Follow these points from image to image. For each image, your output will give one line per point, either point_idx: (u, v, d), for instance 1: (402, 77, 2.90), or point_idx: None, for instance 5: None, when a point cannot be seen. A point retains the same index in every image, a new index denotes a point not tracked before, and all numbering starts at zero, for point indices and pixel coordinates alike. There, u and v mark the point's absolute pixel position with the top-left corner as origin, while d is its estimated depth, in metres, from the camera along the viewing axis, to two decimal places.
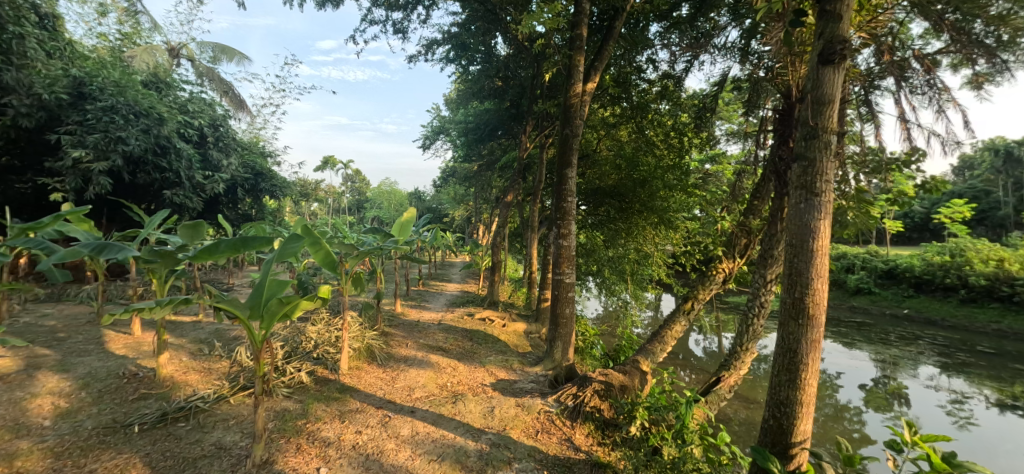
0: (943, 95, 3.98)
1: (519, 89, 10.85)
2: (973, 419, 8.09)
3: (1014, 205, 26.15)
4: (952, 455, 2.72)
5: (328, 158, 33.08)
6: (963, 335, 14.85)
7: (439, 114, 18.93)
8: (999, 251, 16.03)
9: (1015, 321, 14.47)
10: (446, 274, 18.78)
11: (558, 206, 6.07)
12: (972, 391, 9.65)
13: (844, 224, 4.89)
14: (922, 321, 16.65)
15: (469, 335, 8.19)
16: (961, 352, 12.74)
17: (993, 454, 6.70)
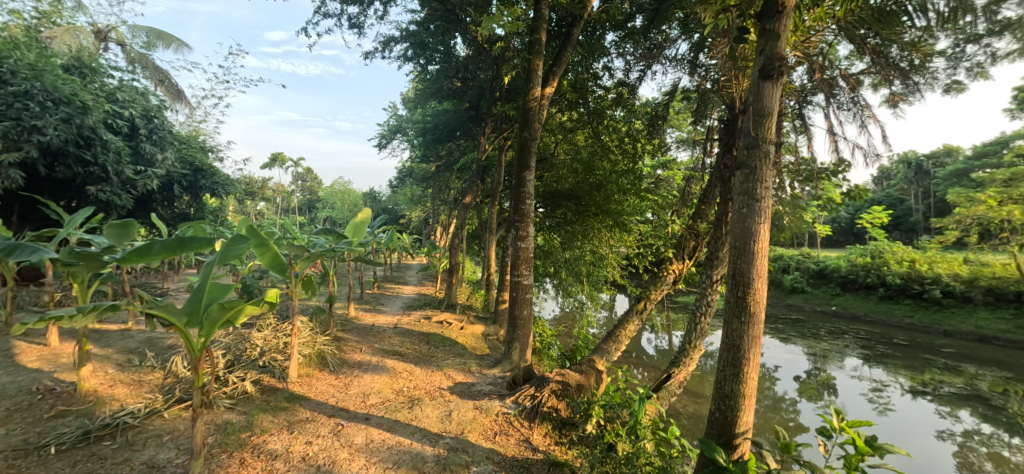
0: (865, 112, 4.38)
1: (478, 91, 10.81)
2: (890, 405, 8.94)
3: (924, 212, 29.24)
4: (873, 439, 2.99)
5: (277, 154, 31.58)
6: (880, 329, 16.42)
7: (397, 113, 18.58)
8: (911, 254, 18.12)
9: (924, 316, 16.16)
10: (402, 277, 18.43)
11: (516, 209, 6.10)
12: (889, 379, 10.67)
13: (781, 228, 5.25)
14: (848, 317, 18.22)
15: (426, 338, 8.06)
16: (878, 344, 14.06)
17: (906, 436, 7.42)
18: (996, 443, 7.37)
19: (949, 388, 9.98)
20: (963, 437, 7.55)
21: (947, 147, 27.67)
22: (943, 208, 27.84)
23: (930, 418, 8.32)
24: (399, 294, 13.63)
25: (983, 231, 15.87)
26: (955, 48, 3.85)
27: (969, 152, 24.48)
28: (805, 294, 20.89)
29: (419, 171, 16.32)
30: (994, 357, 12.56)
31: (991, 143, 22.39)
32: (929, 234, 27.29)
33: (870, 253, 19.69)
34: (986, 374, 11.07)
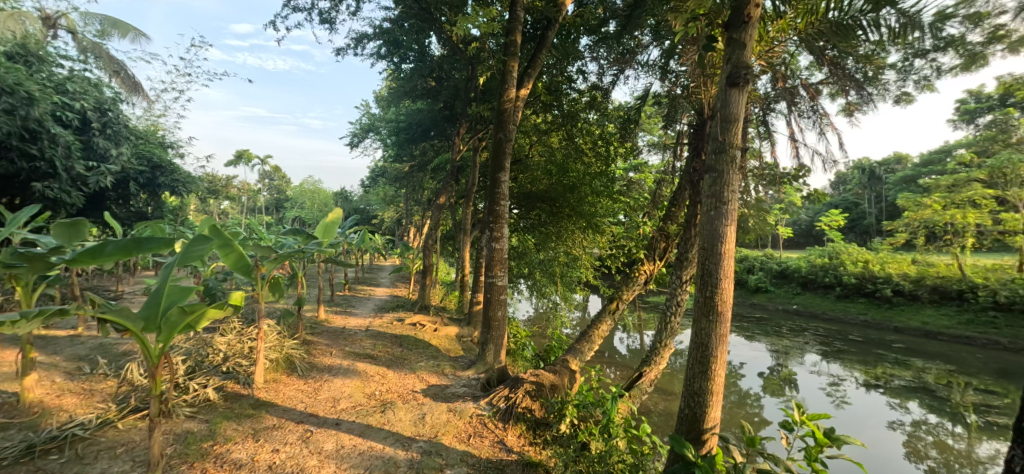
0: (824, 120, 4.61)
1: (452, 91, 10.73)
2: (847, 398, 9.41)
3: (877, 215, 31.03)
4: (832, 430, 3.14)
5: (243, 151, 30.39)
6: (836, 326, 17.29)
7: (370, 112, 18.25)
8: (865, 254, 19.10)
9: (876, 313, 17.11)
10: (374, 278, 18.08)
11: (491, 210, 6.09)
12: (845, 374, 11.24)
13: (746, 230, 5.46)
14: (808, 315, 19.10)
15: (398, 341, 7.93)
16: (835, 341, 14.80)
17: (861, 428, 7.82)
18: (940, 432, 7.87)
19: (899, 381, 10.60)
20: (911, 427, 8.04)
21: (897, 155, 29.47)
22: (893, 212, 29.60)
23: (881, 410, 8.82)
24: (371, 295, 13.37)
25: (929, 233, 16.96)
26: (905, 62, 4.09)
27: (916, 160, 26.13)
28: (768, 293, 21.77)
29: (392, 171, 16.08)
30: (938, 352, 13.43)
31: (936, 152, 23.97)
32: (881, 236, 28.96)
33: (828, 254, 20.69)
34: (931, 367, 11.82)
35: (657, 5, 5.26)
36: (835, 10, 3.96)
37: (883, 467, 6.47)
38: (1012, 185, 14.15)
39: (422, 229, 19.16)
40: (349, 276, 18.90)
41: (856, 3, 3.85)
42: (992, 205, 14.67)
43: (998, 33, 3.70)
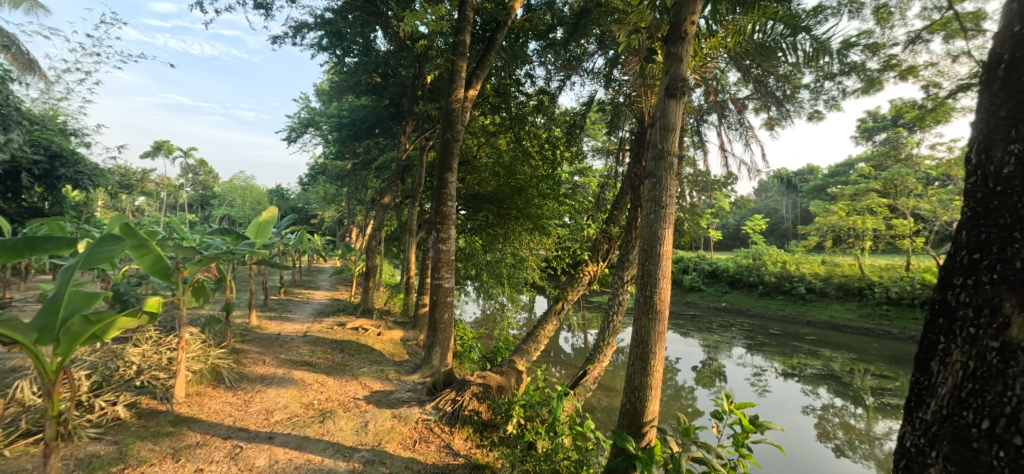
0: (749, 132, 5.02)
1: (399, 88, 10.48)
2: (768, 387, 10.29)
3: (793, 220, 34.21)
4: (755, 417, 3.43)
5: (162, 142, 27.59)
6: (757, 321, 18.86)
7: (309, 106, 17.30)
8: (782, 256, 21.04)
9: (791, 309, 18.90)
10: (313, 281, 17.16)
11: (438, 210, 6.00)
12: (766, 365, 12.28)
13: (682, 233, 5.82)
14: (735, 311, 20.66)
15: (340, 346, 7.57)
16: (758, 335, 16.13)
17: (780, 414, 8.58)
18: (844, 413, 8.84)
19: (811, 370, 11.76)
20: (821, 411, 8.96)
21: (809, 166, 32.79)
22: (807, 217, 32.87)
23: (795, 397, 9.72)
24: (310, 299, 12.67)
25: (834, 237, 18.99)
26: (816, 83, 4.56)
27: (826, 171, 29.22)
28: (700, 292, 23.31)
29: (333, 169, 15.35)
30: (842, 342, 15.05)
31: (841, 164, 26.93)
32: (796, 239, 32.02)
33: (752, 255, 22.52)
34: (836, 356, 13.24)
35: (603, 16, 5.46)
36: (759, 32, 4.32)
37: (798, 448, 7.13)
38: (900, 196, 16.20)
39: (366, 229, 18.47)
40: (284, 278, 17.76)
41: (777, 27, 4.22)
42: (885, 212, 16.68)
43: (891, 62, 4.25)
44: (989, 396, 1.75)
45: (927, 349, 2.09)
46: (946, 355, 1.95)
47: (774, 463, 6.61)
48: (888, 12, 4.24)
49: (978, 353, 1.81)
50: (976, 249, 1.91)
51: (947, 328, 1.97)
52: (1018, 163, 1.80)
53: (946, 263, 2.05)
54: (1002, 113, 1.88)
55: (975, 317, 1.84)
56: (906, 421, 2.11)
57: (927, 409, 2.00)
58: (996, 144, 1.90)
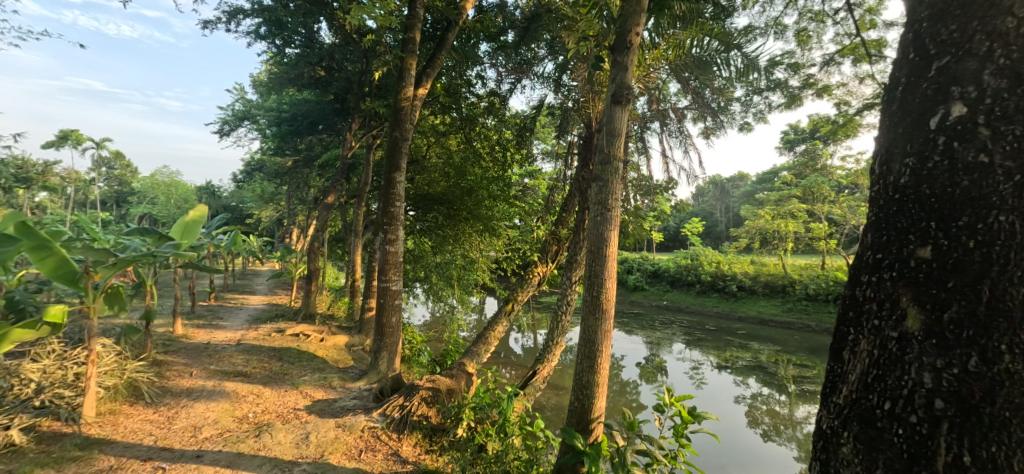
0: (688, 140, 5.33)
1: (345, 83, 10.07)
2: (704, 379, 10.97)
3: (727, 223, 36.76)
4: (694, 408, 3.65)
5: (69, 131, 24.58)
6: (694, 318, 20.05)
7: (245, 98, 16.17)
8: (717, 256, 22.52)
9: (724, 306, 20.28)
10: (249, 285, 16.03)
11: (385, 211, 5.83)
12: (702, 358, 13.08)
13: (626, 235, 6.09)
14: (675, 308, 21.80)
15: (278, 354, 7.12)
16: (695, 331, 17.14)
17: (715, 405, 9.16)
18: (771, 401, 9.63)
19: (742, 362, 12.68)
20: (751, 399, 9.71)
21: (740, 173, 35.55)
22: (737, 221, 35.48)
23: (728, 388, 10.44)
24: (245, 305, 11.82)
25: (762, 239, 20.63)
26: (747, 97, 4.93)
27: (755, 178, 31.72)
28: (643, 291, 24.40)
29: (271, 165, 14.43)
30: (768, 336, 16.37)
31: (767, 172, 29.39)
32: (729, 240, 34.42)
33: (690, 255, 23.93)
34: (763, 348, 14.36)
35: (554, 22, 5.59)
36: (696, 47, 4.67)
37: (731, 436, 7.64)
38: (817, 201, 17.91)
39: (309, 230, 17.55)
40: (215, 283, 16.44)
41: (712, 44, 4.56)
42: (804, 217, 18.37)
43: (809, 80, 4.70)
44: (890, 379, 1.72)
45: (838, 339, 2.04)
46: (853, 343, 1.91)
47: (710, 451, 7.04)
48: (807, 35, 4.69)
49: (880, 342, 1.79)
50: (878, 249, 1.90)
51: (854, 320, 1.93)
52: (914, 173, 1.82)
53: (851, 262, 2.04)
54: (899, 129, 1.92)
55: (879, 310, 1.83)
56: (820, 405, 2.04)
57: (839, 393, 1.94)
58: (894, 153, 1.93)
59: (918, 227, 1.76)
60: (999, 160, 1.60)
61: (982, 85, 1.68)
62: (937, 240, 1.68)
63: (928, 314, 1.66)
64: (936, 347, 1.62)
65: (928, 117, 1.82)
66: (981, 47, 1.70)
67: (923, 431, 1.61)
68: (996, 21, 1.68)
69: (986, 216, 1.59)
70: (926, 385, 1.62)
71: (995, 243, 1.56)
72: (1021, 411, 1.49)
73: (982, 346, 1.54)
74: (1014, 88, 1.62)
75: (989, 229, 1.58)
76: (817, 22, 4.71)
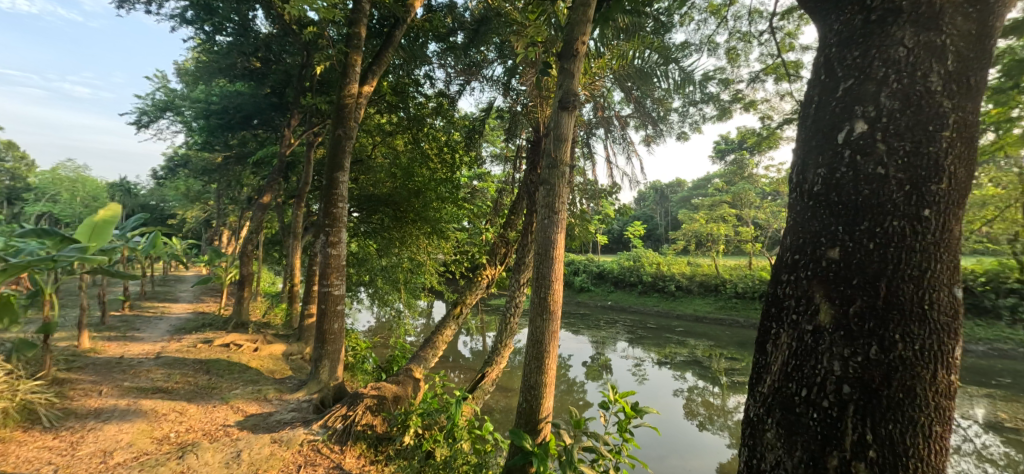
0: (630, 147, 5.58)
1: (283, 77, 9.52)
2: (646, 375, 11.50)
3: (666, 226, 38.85)
4: (636, 403, 3.81)
5: None
6: (636, 317, 20.94)
7: (166, 87, 14.78)
8: (657, 257, 23.72)
9: (663, 305, 21.39)
10: (172, 292, 14.64)
11: (326, 212, 5.56)
12: (643, 355, 13.69)
13: (573, 237, 6.27)
14: (618, 308, 22.67)
15: (205, 366, 6.56)
16: (637, 329, 17.93)
17: (655, 399, 9.62)
18: (705, 392, 10.29)
19: (680, 357, 13.42)
20: (689, 392, 10.31)
21: (678, 179, 37.83)
22: (675, 224, 37.54)
23: (667, 382, 11.01)
24: (166, 314, 10.75)
25: (697, 241, 22.01)
26: (684, 108, 5.24)
27: (692, 184, 33.83)
28: (589, 292, 25.17)
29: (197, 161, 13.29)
30: (702, 332, 17.47)
31: (702, 179, 31.48)
32: (668, 243, 36.33)
33: (633, 257, 25.03)
34: (699, 344, 15.29)
35: (504, 25, 5.67)
36: (638, 59, 4.96)
37: (670, 428, 8.06)
38: (745, 207, 19.43)
39: (241, 232, 16.32)
40: (131, 290, 14.83)
41: (652, 56, 4.90)
42: (733, 221, 19.83)
43: (738, 95, 5.08)
44: (806, 368, 1.90)
45: (762, 333, 2.21)
46: (775, 337, 2.07)
47: (652, 443, 7.37)
48: (736, 53, 5.07)
49: (798, 334, 1.96)
50: (796, 250, 2.09)
51: (775, 315, 2.11)
52: (825, 182, 2.02)
53: (773, 262, 2.22)
54: (813, 142, 2.13)
55: (797, 305, 2.01)
56: (748, 395, 2.20)
57: (763, 383, 2.10)
58: (808, 164, 2.14)
59: (828, 230, 1.96)
60: (893, 172, 1.83)
61: (879, 106, 1.91)
62: (844, 242, 1.89)
63: (838, 308, 1.85)
64: (843, 338, 1.81)
65: (837, 132, 2.03)
66: (879, 72, 1.93)
67: (833, 413, 1.79)
68: (890, 50, 1.91)
69: (882, 222, 1.82)
70: (835, 373, 1.81)
71: (890, 245, 1.79)
72: (913, 392, 1.71)
73: (881, 336, 1.75)
74: (904, 110, 1.85)
75: (885, 233, 1.80)
76: (745, 42, 5.11)
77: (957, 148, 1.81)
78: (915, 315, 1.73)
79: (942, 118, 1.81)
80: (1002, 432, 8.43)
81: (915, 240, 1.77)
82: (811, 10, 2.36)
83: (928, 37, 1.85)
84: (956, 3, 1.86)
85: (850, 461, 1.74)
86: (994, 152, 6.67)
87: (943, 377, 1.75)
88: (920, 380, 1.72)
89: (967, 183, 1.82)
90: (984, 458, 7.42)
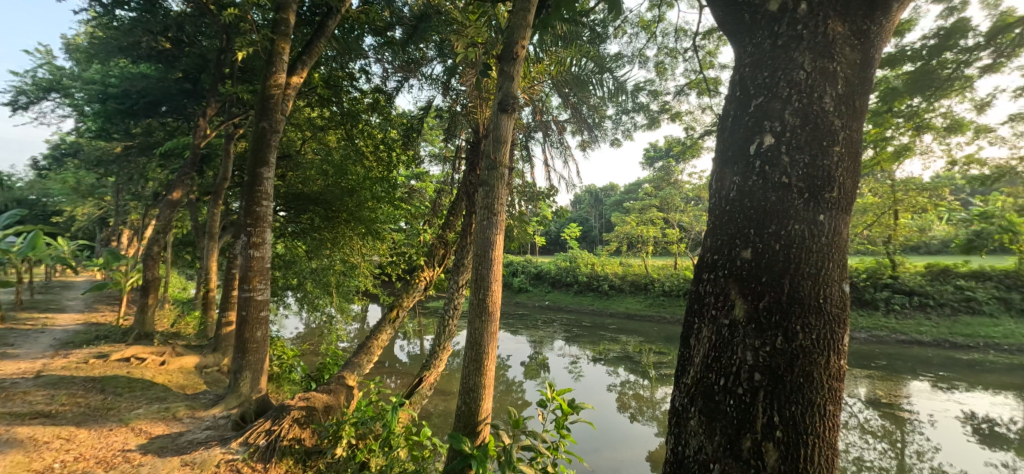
0: (567, 151, 5.75)
1: (198, 61, 8.71)
2: (582, 372, 11.92)
3: (601, 227, 40.53)
4: (573, 400, 3.93)
5: None
6: (573, 316, 21.61)
7: (50, 63, 12.80)
8: (592, 257, 24.69)
9: (597, 303, 22.28)
10: (56, 301, 12.72)
11: (248, 211, 5.14)
12: (580, 353, 14.17)
13: (511, 238, 6.33)
14: (556, 307, 23.26)
15: (100, 385, 5.77)
16: (574, 328, 18.51)
17: (591, 395, 9.96)
18: (636, 386, 10.87)
19: (613, 354, 14.05)
20: (621, 386, 10.82)
21: (611, 184, 39.71)
22: (609, 226, 39.30)
23: (602, 378, 11.48)
24: (50, 326, 9.30)
25: (629, 242, 23.21)
26: (617, 115, 5.49)
27: (624, 189, 35.59)
28: (527, 292, 25.53)
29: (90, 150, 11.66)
30: (634, 328, 18.45)
31: (633, 184, 33.27)
32: (602, 244, 37.89)
33: (569, 257, 25.82)
34: (630, 340, 16.11)
35: (443, 24, 5.54)
36: (575, 66, 5.17)
37: (604, 422, 8.39)
38: (671, 211, 20.80)
39: (145, 231, 14.52)
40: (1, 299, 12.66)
41: (588, 65, 5.15)
42: (661, 224, 21.17)
43: (666, 106, 5.44)
44: (723, 359, 2.08)
45: (685, 328, 2.37)
46: (697, 331, 2.23)
47: (587, 438, 7.63)
48: (665, 67, 5.43)
49: (716, 328, 2.13)
50: (715, 251, 2.26)
51: (697, 311, 2.27)
52: (740, 188, 2.22)
53: (696, 261, 2.38)
54: (729, 153, 2.34)
55: (715, 302, 2.18)
56: (673, 386, 2.35)
57: (687, 374, 2.25)
58: (725, 173, 2.34)
59: (742, 234, 2.15)
60: (794, 181, 2.06)
61: (784, 122, 2.13)
62: (755, 244, 2.08)
63: (750, 304, 2.03)
64: (754, 330, 2.00)
65: (749, 144, 2.24)
66: (783, 92, 2.16)
67: (746, 399, 1.97)
68: (793, 73, 2.15)
69: (786, 225, 2.03)
70: (748, 362, 2.00)
71: (792, 246, 2.01)
72: (811, 376, 1.93)
73: (785, 328, 1.96)
74: (803, 126, 2.09)
75: (788, 236, 2.02)
76: (671, 57, 5.47)
77: (845, 162, 2.08)
78: (812, 308, 1.96)
79: (832, 135, 2.07)
80: (879, 407, 9.80)
81: (812, 241, 2.00)
82: (728, 31, 2.57)
83: (823, 63, 2.11)
84: (845, 34, 2.13)
85: (760, 442, 1.92)
86: (874, 166, 7.74)
87: (834, 363, 1.99)
88: (817, 365, 1.94)
89: (853, 193, 2.09)
90: (867, 430, 8.58)
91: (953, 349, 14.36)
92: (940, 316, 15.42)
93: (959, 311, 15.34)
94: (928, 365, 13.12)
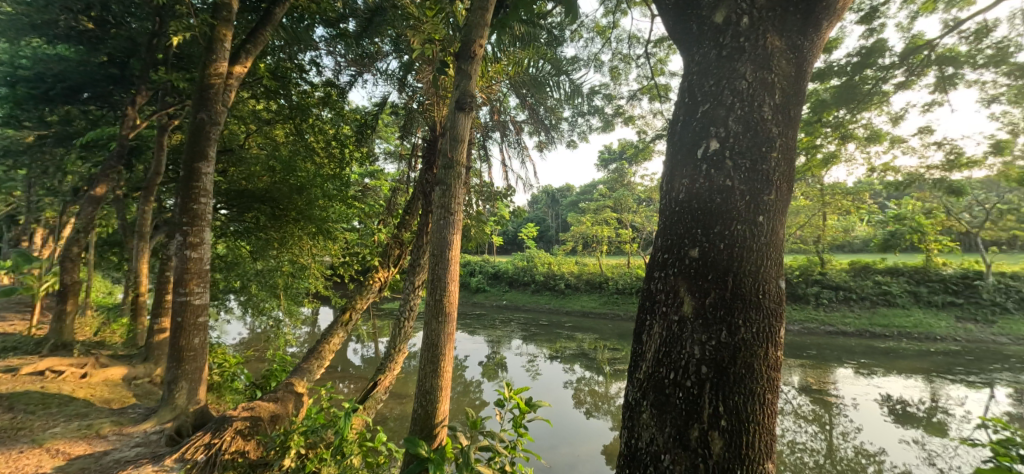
0: (524, 151, 5.78)
1: (126, 44, 8.17)
2: (539, 370, 12.04)
3: (557, 227, 41.15)
4: (531, 399, 3.96)
5: None
6: (530, 315, 21.80)
7: None
8: (548, 257, 25.02)
9: (554, 302, 22.61)
10: None
11: (184, 208, 4.77)
12: (537, 351, 14.33)
13: (468, 238, 6.28)
14: (513, 307, 23.36)
15: (8, 402, 5.14)
16: (531, 327, 18.69)
17: (548, 393, 10.07)
18: (591, 382, 11.14)
19: (569, 351, 14.32)
20: (577, 383, 11.05)
21: (568, 185, 40.46)
22: (565, 226, 40.03)
23: (558, 375, 11.67)
24: None
25: (584, 242, 23.74)
26: (573, 117, 5.60)
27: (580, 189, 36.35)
28: (485, 292, 25.46)
29: None
30: (589, 326, 18.90)
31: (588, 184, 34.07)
32: (558, 244, 38.47)
33: (527, 257, 26.04)
34: (586, 338, 16.49)
35: (399, 19, 5.44)
36: (532, 68, 5.23)
37: (561, 419, 8.51)
38: (624, 211, 21.50)
39: (62, 231, 13.09)
40: None
41: (545, 67, 5.22)
42: (615, 224, 21.83)
43: (620, 110, 5.61)
44: (674, 354, 2.17)
45: (637, 325, 2.45)
46: (649, 328, 2.32)
47: (544, 436, 7.70)
48: (619, 72, 5.60)
49: (667, 324, 2.22)
50: (665, 250, 2.36)
51: (649, 308, 2.36)
52: (689, 190, 2.32)
53: (648, 260, 2.47)
54: (678, 156, 2.44)
55: (666, 299, 2.27)
56: (627, 381, 2.42)
57: (639, 369, 2.33)
58: (675, 175, 2.44)
59: (690, 234, 2.26)
60: (737, 184, 2.19)
61: (728, 128, 2.26)
62: (702, 244, 2.20)
63: (697, 300, 2.14)
64: (701, 325, 2.11)
65: (696, 148, 2.36)
66: (727, 100, 2.29)
67: (694, 392, 2.08)
68: (735, 82, 2.28)
69: (730, 226, 2.16)
70: (696, 356, 2.10)
71: (734, 245, 2.14)
72: (751, 367, 2.06)
73: (729, 322, 2.08)
74: (745, 133, 2.23)
75: (731, 235, 2.15)
76: (625, 63, 5.65)
77: (782, 166, 2.23)
78: (752, 303, 2.09)
79: (770, 141, 2.22)
80: (811, 393, 10.64)
81: (753, 240, 2.14)
82: (677, 40, 2.69)
83: (762, 74, 2.26)
84: (781, 48, 2.30)
85: (707, 431, 2.02)
86: (807, 172, 8.39)
87: (772, 354, 2.13)
88: (757, 357, 2.08)
89: (788, 196, 2.26)
90: (800, 415, 9.29)
91: (872, 338, 15.85)
92: (861, 309, 16.96)
93: (877, 304, 16.93)
94: (852, 354, 14.41)
